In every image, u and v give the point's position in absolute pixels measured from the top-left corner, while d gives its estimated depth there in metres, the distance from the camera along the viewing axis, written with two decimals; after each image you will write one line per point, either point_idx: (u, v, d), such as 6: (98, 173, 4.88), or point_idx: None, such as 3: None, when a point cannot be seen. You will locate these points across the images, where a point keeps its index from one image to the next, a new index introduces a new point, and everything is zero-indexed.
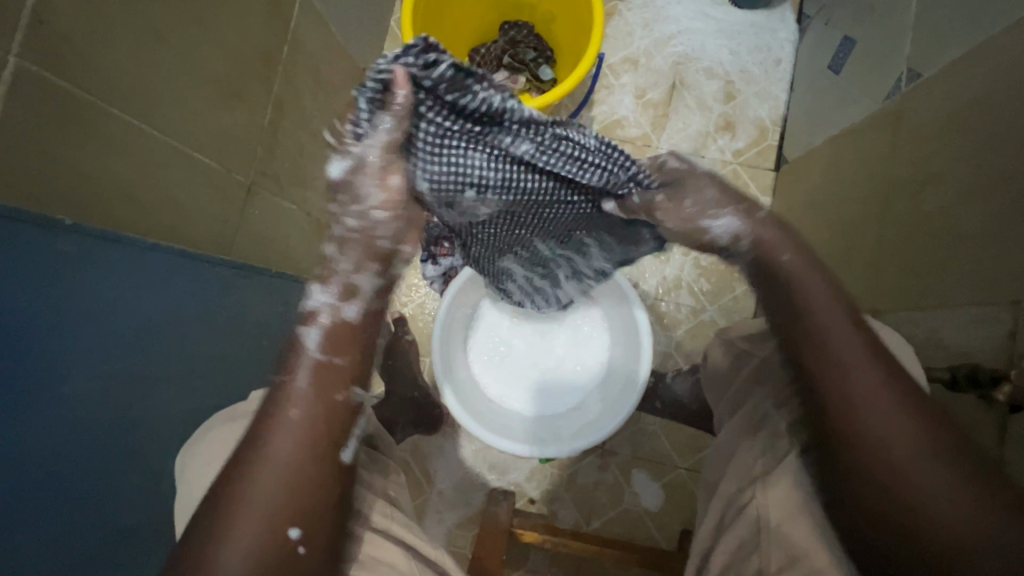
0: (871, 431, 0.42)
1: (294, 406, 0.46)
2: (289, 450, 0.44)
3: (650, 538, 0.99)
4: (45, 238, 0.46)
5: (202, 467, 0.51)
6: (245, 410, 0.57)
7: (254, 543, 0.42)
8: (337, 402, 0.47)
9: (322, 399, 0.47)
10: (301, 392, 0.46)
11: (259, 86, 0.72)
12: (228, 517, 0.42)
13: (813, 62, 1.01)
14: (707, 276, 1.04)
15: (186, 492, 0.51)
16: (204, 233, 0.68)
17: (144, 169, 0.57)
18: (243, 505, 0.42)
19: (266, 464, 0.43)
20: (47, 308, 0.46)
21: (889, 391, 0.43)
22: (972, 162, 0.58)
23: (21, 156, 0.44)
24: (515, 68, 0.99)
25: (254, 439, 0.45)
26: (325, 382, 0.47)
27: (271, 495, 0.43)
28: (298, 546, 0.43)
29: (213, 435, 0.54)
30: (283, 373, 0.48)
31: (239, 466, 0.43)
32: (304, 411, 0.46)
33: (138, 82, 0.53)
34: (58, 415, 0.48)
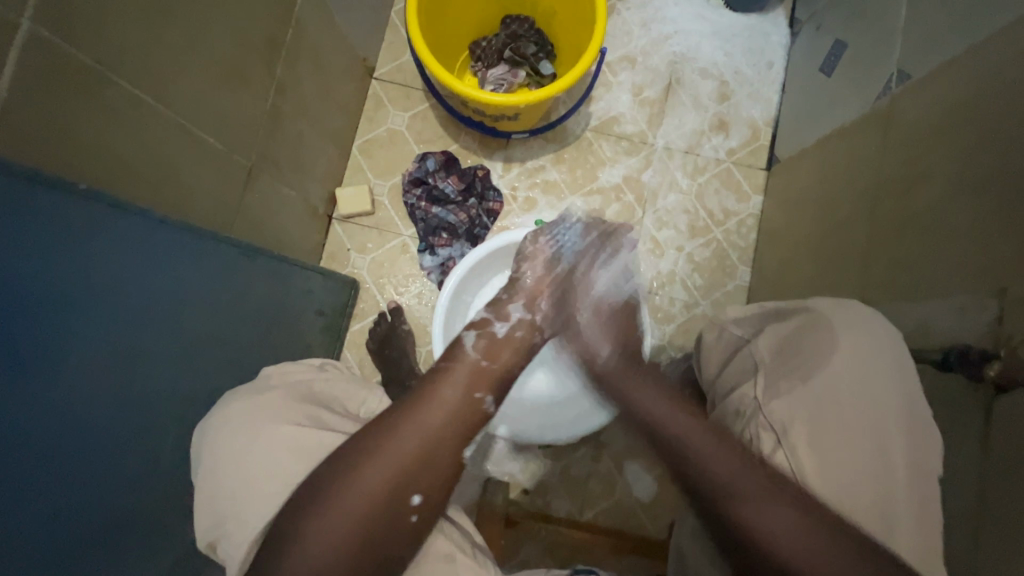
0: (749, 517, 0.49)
1: (452, 405, 0.56)
2: (437, 422, 0.54)
3: (642, 528, 1.00)
4: (58, 203, 0.45)
5: (236, 443, 0.49)
6: (265, 387, 0.57)
7: (379, 485, 0.48)
8: (477, 407, 0.58)
9: (471, 395, 0.59)
10: (459, 381, 0.59)
11: (262, 68, 0.72)
12: (376, 454, 0.49)
13: (806, 65, 1.04)
14: (700, 271, 1.07)
15: (208, 462, 0.50)
16: (207, 211, 0.68)
17: (149, 143, 0.56)
18: (386, 462, 0.49)
19: (419, 437, 0.52)
20: (65, 280, 0.45)
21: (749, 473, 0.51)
22: (961, 159, 0.60)
23: (19, 113, 0.43)
24: (515, 61, 1.00)
25: (411, 409, 0.54)
26: (477, 382, 0.60)
27: (411, 460, 0.51)
28: (413, 511, 0.50)
29: (236, 406, 0.53)
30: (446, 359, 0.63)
31: (391, 427, 0.52)
32: (458, 396, 0.57)
33: (147, 56, 0.53)
34: (66, 387, 0.46)
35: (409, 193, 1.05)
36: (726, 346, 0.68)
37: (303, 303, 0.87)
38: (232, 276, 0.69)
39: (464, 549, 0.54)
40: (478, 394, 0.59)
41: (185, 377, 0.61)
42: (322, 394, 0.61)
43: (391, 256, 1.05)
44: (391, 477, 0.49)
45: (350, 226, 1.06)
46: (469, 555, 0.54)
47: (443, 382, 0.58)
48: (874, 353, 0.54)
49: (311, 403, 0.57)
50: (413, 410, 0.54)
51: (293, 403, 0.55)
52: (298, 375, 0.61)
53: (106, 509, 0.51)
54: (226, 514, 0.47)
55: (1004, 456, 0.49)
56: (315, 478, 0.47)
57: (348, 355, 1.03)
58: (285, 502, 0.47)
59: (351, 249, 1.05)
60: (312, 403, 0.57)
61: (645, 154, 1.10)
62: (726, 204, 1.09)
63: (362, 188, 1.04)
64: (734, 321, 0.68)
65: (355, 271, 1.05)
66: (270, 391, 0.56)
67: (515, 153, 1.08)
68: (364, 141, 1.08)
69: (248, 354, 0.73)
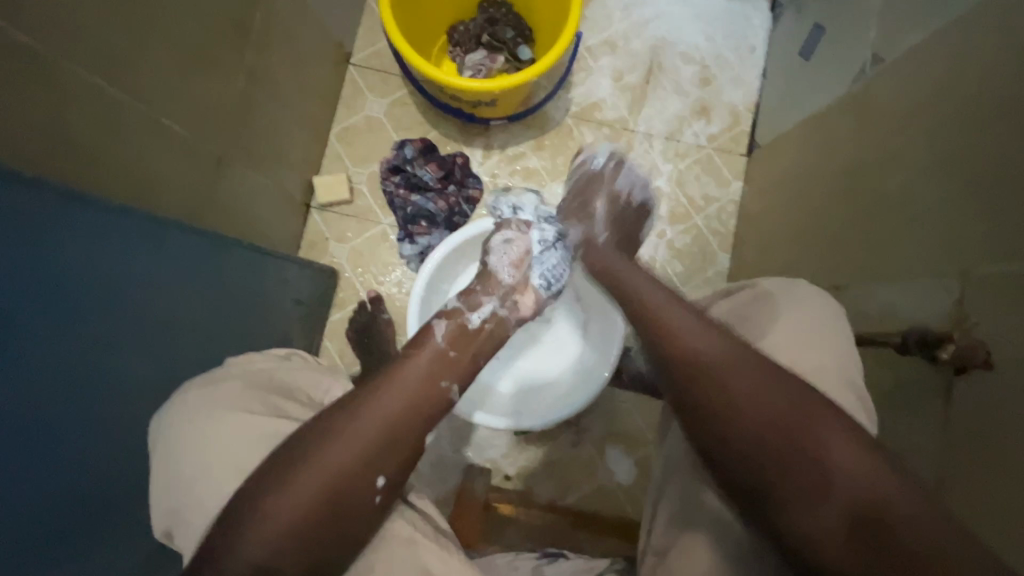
0: (774, 443, 0.46)
1: (418, 381, 0.57)
2: (403, 399, 0.54)
3: (623, 511, 1.01)
4: (18, 195, 0.44)
5: (185, 442, 0.49)
6: (222, 376, 0.56)
7: (344, 457, 0.48)
8: (442, 389, 0.58)
9: (436, 377, 0.59)
10: (423, 368, 0.59)
11: (231, 53, 0.71)
12: (343, 425, 0.50)
13: (786, 48, 1.03)
14: (680, 257, 1.07)
15: (161, 457, 0.50)
16: (176, 201, 0.67)
17: (111, 132, 0.55)
18: (353, 434, 0.50)
19: (385, 413, 0.52)
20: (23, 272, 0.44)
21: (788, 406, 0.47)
22: (930, 142, 0.60)
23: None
24: (493, 46, 1.00)
25: (371, 393, 0.53)
26: (442, 367, 0.60)
27: (374, 441, 0.50)
28: (379, 490, 0.50)
29: (186, 400, 0.52)
30: (413, 346, 0.62)
31: (357, 401, 0.52)
32: (424, 378, 0.58)
33: (107, 42, 0.52)
34: (27, 379, 0.45)
35: (387, 180, 1.04)
36: None
37: (279, 293, 0.87)
38: (203, 266, 0.68)
39: (425, 532, 0.53)
40: (444, 381, 0.59)
41: (157, 366, 0.61)
42: (283, 383, 0.59)
43: (371, 244, 1.05)
44: (358, 453, 0.49)
45: (329, 214, 1.05)
46: (431, 538, 0.52)
47: (406, 367, 0.58)
48: (818, 325, 0.56)
49: (270, 391, 0.57)
50: (371, 395, 0.53)
51: (252, 391, 0.55)
52: (261, 363, 0.60)
53: (74, 500, 0.50)
54: (186, 510, 0.48)
55: (963, 435, 0.50)
56: (283, 451, 0.48)
57: (329, 345, 1.02)
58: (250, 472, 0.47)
59: (330, 238, 1.05)
60: (273, 392, 0.56)
61: (626, 140, 1.09)
62: (707, 191, 1.09)
63: (340, 176, 1.03)
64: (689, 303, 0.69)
65: (334, 260, 1.04)
66: (230, 380, 0.55)
67: (495, 140, 1.07)
68: (342, 128, 1.07)
69: (222, 345, 0.73)
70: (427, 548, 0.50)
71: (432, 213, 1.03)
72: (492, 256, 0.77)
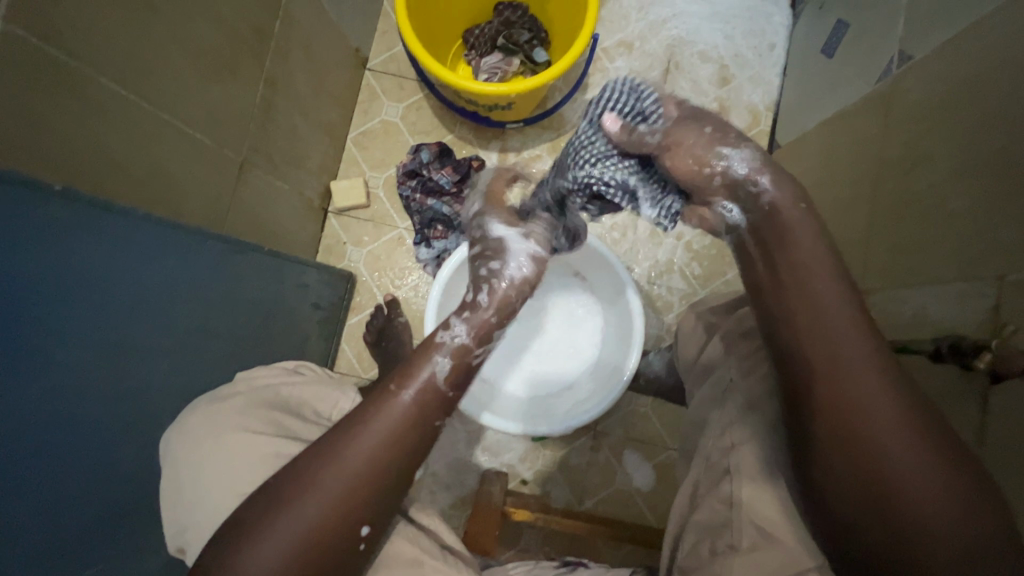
0: (848, 401, 0.41)
1: (394, 426, 0.45)
2: (373, 456, 0.43)
3: (641, 517, 1.00)
4: (45, 205, 0.45)
5: (192, 459, 0.49)
6: (230, 394, 0.56)
7: (310, 531, 0.41)
8: (426, 429, 0.46)
9: (419, 421, 0.46)
10: (402, 412, 0.45)
11: (250, 61, 0.71)
12: (303, 493, 0.42)
13: (808, 46, 1.01)
14: (699, 260, 1.06)
15: (172, 472, 0.50)
16: (197, 208, 0.68)
17: (133, 142, 0.56)
18: (315, 501, 0.41)
19: (352, 477, 0.42)
20: (51, 280, 0.45)
21: (870, 365, 0.42)
22: (961, 142, 0.58)
23: (3, 116, 0.43)
24: (509, 50, 0.99)
25: (331, 455, 0.43)
26: (427, 405, 0.46)
27: (338, 508, 0.42)
28: (360, 543, 0.43)
29: (196, 415, 0.53)
30: (395, 380, 0.47)
31: (321, 461, 0.43)
32: (402, 424, 0.45)
33: (130, 52, 0.53)
34: (56, 386, 0.46)
35: (403, 184, 1.04)
36: (703, 333, 0.67)
37: (298, 298, 0.87)
38: (222, 272, 0.68)
39: (433, 552, 0.51)
40: (438, 421, 0.48)
41: (181, 372, 0.62)
42: (291, 399, 0.59)
43: (387, 248, 1.05)
44: (326, 522, 0.41)
45: (346, 219, 1.06)
46: (440, 555, 0.50)
47: (380, 415, 0.45)
48: None
49: (276, 408, 0.56)
50: (331, 459, 0.43)
51: (257, 407, 0.54)
52: (264, 379, 0.60)
53: (102, 503, 0.51)
54: (195, 526, 0.47)
55: (999, 446, 0.48)
56: (243, 523, 0.42)
57: (346, 349, 1.03)
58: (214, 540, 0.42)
59: (347, 242, 1.05)
60: (275, 408, 0.55)
61: None
62: None
63: (357, 180, 1.04)
64: (714, 308, 0.67)
65: (351, 264, 1.05)
66: (232, 398, 0.55)
67: (510, 143, 1.07)
68: (359, 133, 1.08)
69: (240, 350, 0.74)
70: (436, 565, 0.49)
71: (449, 217, 1.01)
72: (510, 265, 0.56)
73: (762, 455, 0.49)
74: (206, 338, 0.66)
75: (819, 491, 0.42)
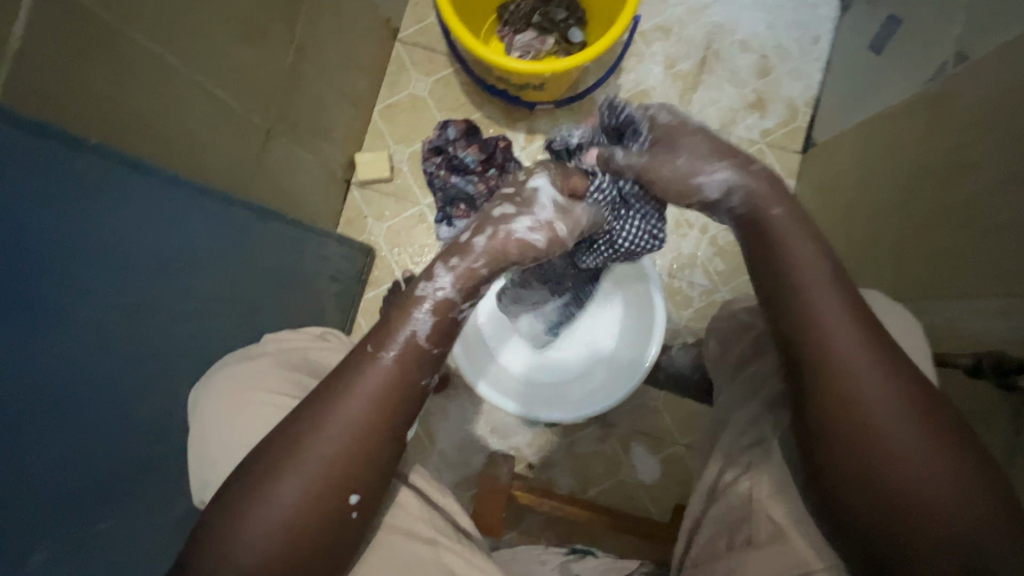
0: (859, 408, 0.41)
1: (378, 384, 0.44)
2: (360, 417, 0.43)
3: (644, 509, 1.00)
4: (76, 161, 0.45)
5: (214, 415, 0.49)
6: (258, 353, 0.56)
7: (301, 491, 0.41)
8: (410, 389, 0.45)
9: (402, 381, 0.45)
10: (384, 372, 0.44)
11: (282, 25, 0.70)
12: (293, 452, 0.41)
13: (854, 40, 0.97)
14: (722, 255, 1.04)
15: (195, 427, 0.50)
16: (223, 171, 0.67)
17: (164, 102, 0.56)
18: (307, 458, 0.41)
19: (338, 434, 0.42)
20: (79, 239, 0.46)
21: (879, 372, 0.42)
22: (1011, 151, 0.56)
23: (49, 74, 0.44)
24: (544, 28, 0.97)
25: (310, 429, 0.42)
26: (411, 364, 0.45)
27: (328, 469, 0.41)
28: (352, 510, 0.43)
29: (222, 375, 0.53)
30: (371, 341, 0.46)
31: (309, 421, 0.42)
32: (383, 383, 0.44)
33: (165, 10, 0.52)
34: (81, 342, 0.47)
35: (428, 160, 1.03)
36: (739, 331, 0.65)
37: (317, 269, 0.87)
38: (243, 241, 0.68)
39: (448, 533, 0.51)
40: (421, 378, 0.46)
41: (199, 337, 0.62)
42: (318, 363, 0.57)
43: (407, 224, 1.04)
44: (312, 482, 0.41)
45: (368, 192, 1.05)
46: (450, 535, 0.51)
47: (353, 385, 0.43)
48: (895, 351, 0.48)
49: (303, 370, 0.55)
50: (310, 429, 0.42)
51: (282, 369, 0.53)
52: (294, 342, 0.59)
53: (117, 460, 0.52)
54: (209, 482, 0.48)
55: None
56: (239, 481, 0.42)
57: (361, 322, 1.03)
58: (211, 500, 0.42)
59: (368, 216, 1.05)
60: (303, 370, 0.54)
61: None
62: None
63: (381, 153, 1.03)
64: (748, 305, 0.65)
65: (371, 238, 1.04)
66: (261, 358, 0.55)
67: (539, 124, 1.05)
68: (385, 105, 1.06)
69: (260, 316, 0.74)
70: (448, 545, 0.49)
71: (471, 190, 1.00)
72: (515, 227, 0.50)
73: (777, 465, 0.48)
74: (226, 304, 0.66)
75: (835, 501, 0.41)
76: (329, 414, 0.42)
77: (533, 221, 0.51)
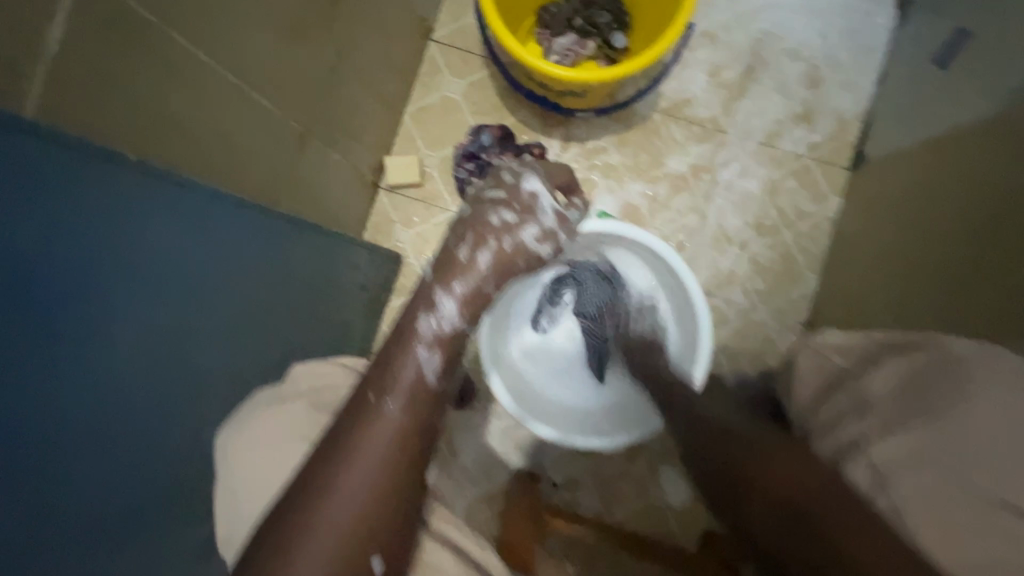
0: (773, 503, 0.48)
1: (383, 436, 0.42)
2: (374, 473, 0.41)
3: (672, 535, 0.97)
4: (111, 176, 0.42)
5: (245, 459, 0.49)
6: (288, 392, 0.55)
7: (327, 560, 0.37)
8: (418, 437, 0.44)
9: (408, 428, 0.44)
10: (387, 425, 0.43)
11: (322, 25, 0.67)
12: (310, 519, 0.38)
13: (914, 53, 0.92)
14: (763, 274, 0.99)
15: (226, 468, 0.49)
16: (259, 179, 0.64)
17: (203, 109, 0.53)
18: (324, 525, 0.38)
19: (353, 495, 0.40)
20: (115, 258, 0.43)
21: (788, 468, 0.49)
22: None
23: (88, 83, 0.41)
24: (587, 31, 0.94)
25: (321, 493, 0.39)
26: (413, 407, 0.45)
27: (349, 532, 0.39)
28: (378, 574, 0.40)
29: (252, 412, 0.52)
30: (374, 389, 0.45)
31: (321, 485, 0.39)
32: (391, 435, 0.43)
33: (210, 11, 0.49)
34: (114, 365, 0.44)
35: (460, 166, 1.00)
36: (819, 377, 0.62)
37: (346, 276, 0.84)
38: (276, 253, 0.65)
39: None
40: (429, 420, 0.46)
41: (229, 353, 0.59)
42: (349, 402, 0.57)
43: (436, 232, 1.01)
44: (334, 551, 0.38)
45: (397, 196, 1.02)
46: None
47: (358, 441, 0.41)
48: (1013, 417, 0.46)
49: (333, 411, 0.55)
50: (320, 494, 0.39)
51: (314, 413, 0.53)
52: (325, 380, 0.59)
53: None
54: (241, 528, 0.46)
55: None
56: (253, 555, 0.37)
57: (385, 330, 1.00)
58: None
59: (396, 221, 1.02)
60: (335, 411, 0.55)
61: (716, 142, 1.01)
62: (800, 205, 1.00)
63: (412, 157, 1.00)
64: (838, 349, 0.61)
65: (398, 244, 1.01)
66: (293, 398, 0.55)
67: (575, 132, 1.01)
68: (417, 107, 1.03)
69: (289, 330, 0.70)
70: None
71: None
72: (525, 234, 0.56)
73: None
74: (258, 318, 0.63)
75: None
76: (341, 475, 0.40)
77: (539, 229, 0.57)
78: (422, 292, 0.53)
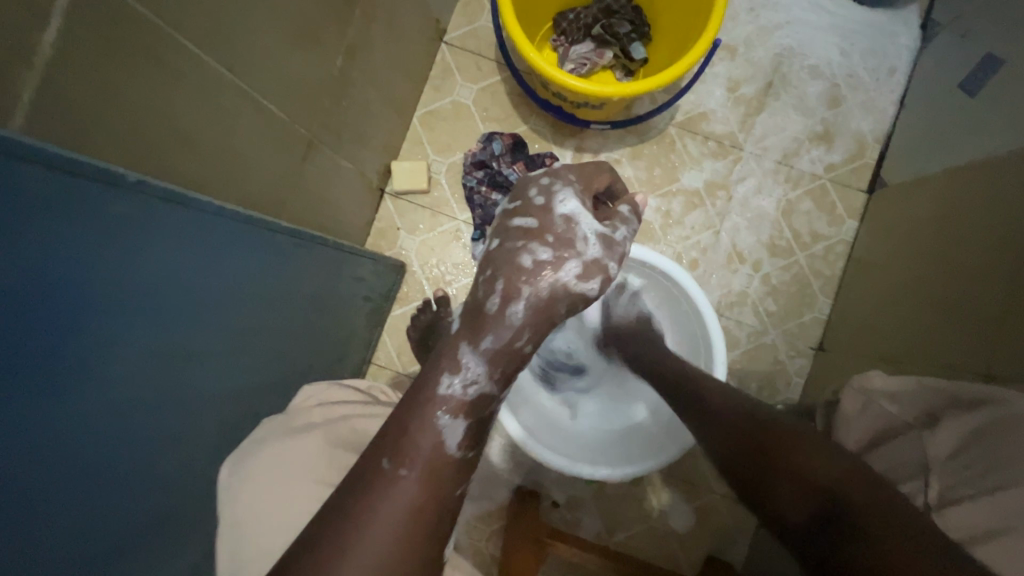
0: None
1: (400, 505, 0.37)
2: (386, 549, 0.36)
3: (673, 559, 0.95)
4: (108, 198, 0.38)
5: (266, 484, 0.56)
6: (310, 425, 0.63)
7: None
8: (442, 503, 0.39)
9: (428, 496, 0.38)
10: (405, 494, 0.37)
11: (334, 28, 0.63)
12: None
13: (938, 76, 0.90)
14: (775, 295, 0.97)
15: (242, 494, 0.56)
16: (263, 189, 0.61)
17: (205, 118, 0.49)
18: None
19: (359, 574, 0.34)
20: (111, 282, 0.39)
21: None
22: None
23: (82, 90, 0.37)
24: (605, 40, 0.90)
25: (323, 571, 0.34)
26: (437, 470, 0.39)
27: None
28: None
29: (275, 443, 0.59)
30: (387, 454, 0.38)
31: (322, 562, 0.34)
32: (409, 505, 0.37)
33: (217, 13, 0.46)
34: (104, 394, 0.41)
35: (470, 174, 0.97)
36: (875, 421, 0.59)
37: (348, 291, 0.81)
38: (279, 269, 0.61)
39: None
40: (454, 487, 0.41)
41: (226, 373, 0.56)
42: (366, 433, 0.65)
43: (441, 240, 0.98)
44: None
45: (403, 203, 0.99)
46: None
47: (370, 511, 0.36)
48: None
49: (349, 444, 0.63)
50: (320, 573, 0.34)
51: (333, 447, 0.62)
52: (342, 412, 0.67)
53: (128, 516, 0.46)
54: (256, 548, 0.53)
55: None
56: None
57: (387, 340, 0.97)
58: None
59: (401, 228, 0.98)
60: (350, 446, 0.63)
61: (732, 158, 0.99)
62: (815, 226, 0.98)
63: (420, 163, 0.97)
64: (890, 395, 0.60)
65: (402, 252, 0.98)
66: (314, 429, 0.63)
67: (588, 143, 0.98)
68: (426, 111, 0.99)
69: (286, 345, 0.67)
70: None
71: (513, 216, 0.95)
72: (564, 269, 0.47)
73: None
74: (257, 335, 0.60)
75: None
76: (347, 550, 0.35)
77: (580, 264, 0.48)
78: (449, 341, 0.45)
